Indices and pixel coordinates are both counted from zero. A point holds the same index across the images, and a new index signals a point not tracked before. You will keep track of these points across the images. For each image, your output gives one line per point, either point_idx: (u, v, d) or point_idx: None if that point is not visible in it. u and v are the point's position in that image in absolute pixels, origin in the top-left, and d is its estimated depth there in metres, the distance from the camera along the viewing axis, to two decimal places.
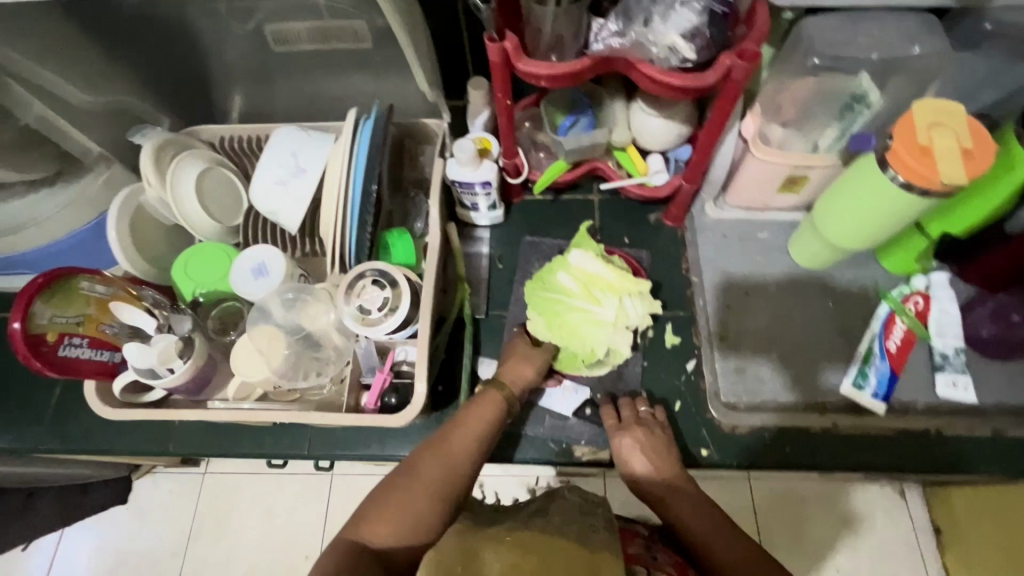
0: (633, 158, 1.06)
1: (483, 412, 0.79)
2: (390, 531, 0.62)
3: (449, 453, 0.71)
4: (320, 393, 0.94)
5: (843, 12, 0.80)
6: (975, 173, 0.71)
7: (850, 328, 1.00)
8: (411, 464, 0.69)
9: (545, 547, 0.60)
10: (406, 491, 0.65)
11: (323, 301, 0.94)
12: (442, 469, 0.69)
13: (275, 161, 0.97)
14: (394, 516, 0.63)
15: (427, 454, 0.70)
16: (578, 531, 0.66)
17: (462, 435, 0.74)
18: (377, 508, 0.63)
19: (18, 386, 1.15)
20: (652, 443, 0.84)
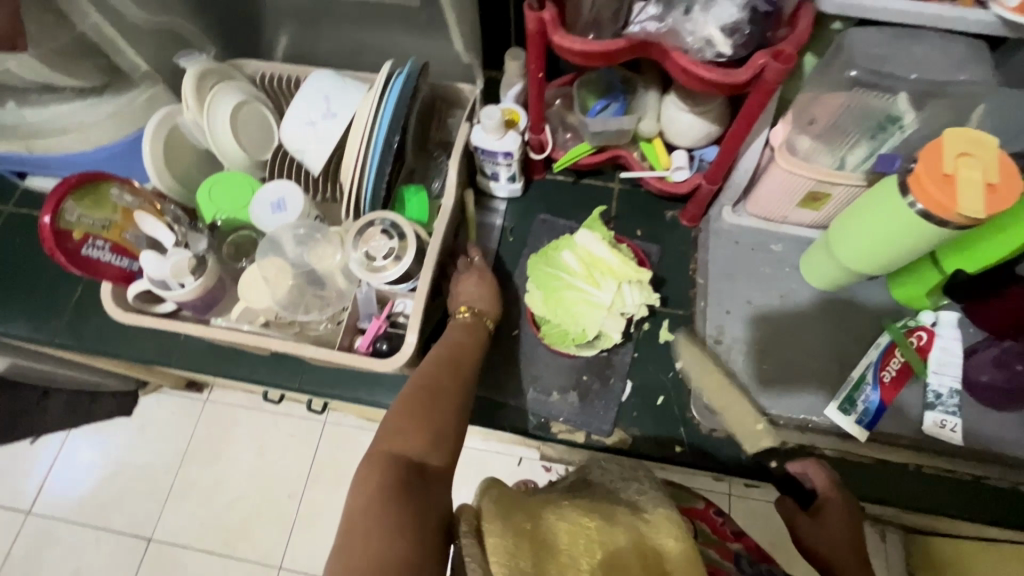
0: (658, 151, 1.06)
1: (466, 331, 0.88)
2: (419, 441, 0.67)
3: (449, 368, 0.79)
4: (317, 329, 0.97)
5: (891, 27, 0.78)
6: (996, 209, 0.69)
7: (847, 353, 0.99)
8: (418, 384, 0.75)
9: (597, 510, 0.65)
10: (422, 402, 0.71)
11: (333, 243, 0.97)
12: (454, 378, 0.77)
13: (308, 101, 0.99)
14: (418, 424, 0.68)
15: (431, 372, 0.77)
16: (630, 496, 0.73)
17: (454, 350, 0.83)
18: (409, 422, 0.68)
19: (42, 282, 1.21)
20: (849, 517, 0.80)
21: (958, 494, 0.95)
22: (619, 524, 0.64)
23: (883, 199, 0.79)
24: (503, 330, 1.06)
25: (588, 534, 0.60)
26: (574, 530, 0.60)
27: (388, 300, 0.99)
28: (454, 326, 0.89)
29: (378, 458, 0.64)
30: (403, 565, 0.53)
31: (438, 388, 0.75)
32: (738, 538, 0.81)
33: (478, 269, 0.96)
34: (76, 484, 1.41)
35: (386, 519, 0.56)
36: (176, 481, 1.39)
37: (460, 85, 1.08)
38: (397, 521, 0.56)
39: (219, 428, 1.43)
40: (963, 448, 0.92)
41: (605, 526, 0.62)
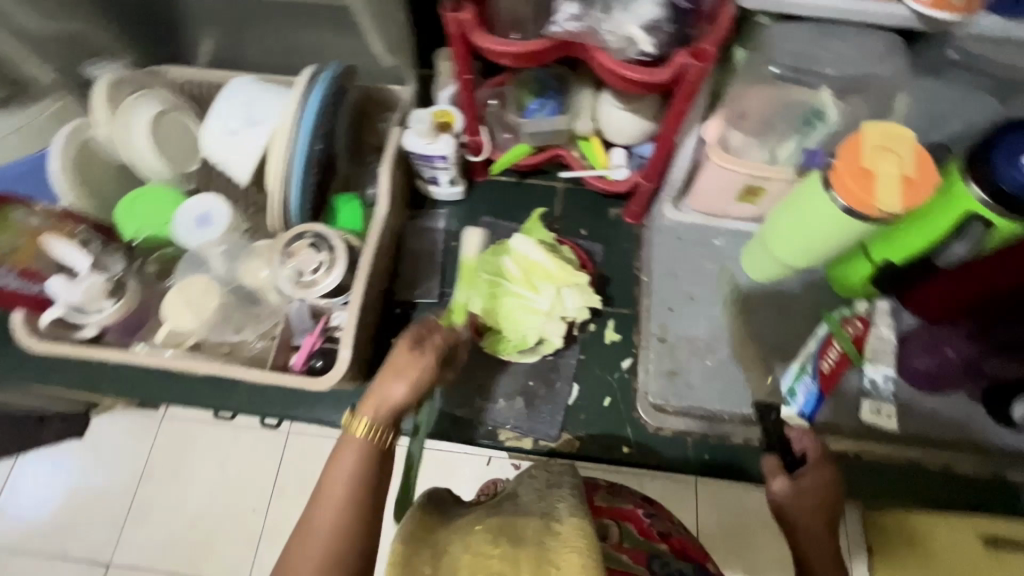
0: (596, 149, 1.05)
1: (353, 456, 0.61)
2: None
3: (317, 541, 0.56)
4: (251, 348, 0.93)
5: (811, 22, 0.78)
6: (913, 202, 0.70)
7: (787, 345, 1.00)
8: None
9: (506, 539, 0.55)
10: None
11: (261, 258, 0.94)
12: (321, 550, 0.55)
13: (227, 110, 0.95)
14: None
15: (291, 553, 0.56)
16: (546, 505, 0.60)
17: (331, 498, 0.58)
18: None
19: None
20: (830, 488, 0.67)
21: (893, 474, 0.96)
22: (527, 545, 0.53)
23: (810, 194, 0.79)
24: (447, 338, 1.04)
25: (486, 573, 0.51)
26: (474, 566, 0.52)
27: (324, 315, 0.94)
28: (335, 450, 0.62)
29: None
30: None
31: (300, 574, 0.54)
32: (666, 539, 0.72)
33: (393, 361, 0.68)
34: None
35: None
36: (135, 502, 1.11)
37: (393, 87, 1.05)
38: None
39: (173, 458, 1.12)
40: (900, 432, 0.94)
41: (509, 551, 0.52)
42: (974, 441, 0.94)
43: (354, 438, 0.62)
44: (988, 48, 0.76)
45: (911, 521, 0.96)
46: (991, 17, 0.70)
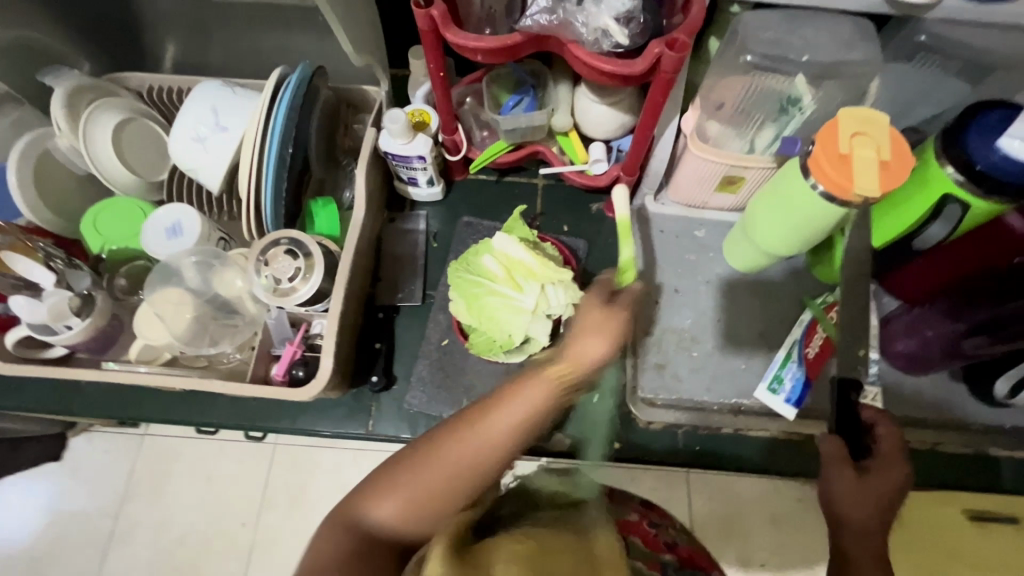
0: (574, 144, 1.04)
1: (540, 396, 0.60)
2: (400, 506, 0.56)
3: (478, 441, 0.58)
4: (228, 360, 0.91)
5: (781, 11, 0.78)
6: (890, 186, 0.70)
7: (773, 334, 1.00)
8: (428, 447, 0.58)
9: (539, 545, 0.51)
10: (420, 473, 0.57)
11: (235, 267, 0.91)
12: (479, 452, 0.58)
13: (194, 115, 0.92)
14: (405, 492, 0.56)
15: (444, 438, 0.58)
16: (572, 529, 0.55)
17: (500, 419, 0.59)
18: (389, 484, 0.57)
19: None
20: (897, 492, 0.63)
21: None
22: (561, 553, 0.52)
23: (787, 182, 0.79)
24: (432, 341, 1.02)
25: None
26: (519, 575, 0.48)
27: (303, 322, 0.93)
28: (522, 381, 0.61)
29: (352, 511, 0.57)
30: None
31: (445, 457, 0.57)
32: (673, 549, 0.71)
33: (586, 319, 0.67)
34: None
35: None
36: (118, 523, 1.04)
37: (366, 86, 1.03)
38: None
39: (155, 479, 1.05)
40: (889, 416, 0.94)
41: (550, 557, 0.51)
42: (962, 420, 0.94)
43: (546, 379, 0.61)
44: (956, 30, 0.76)
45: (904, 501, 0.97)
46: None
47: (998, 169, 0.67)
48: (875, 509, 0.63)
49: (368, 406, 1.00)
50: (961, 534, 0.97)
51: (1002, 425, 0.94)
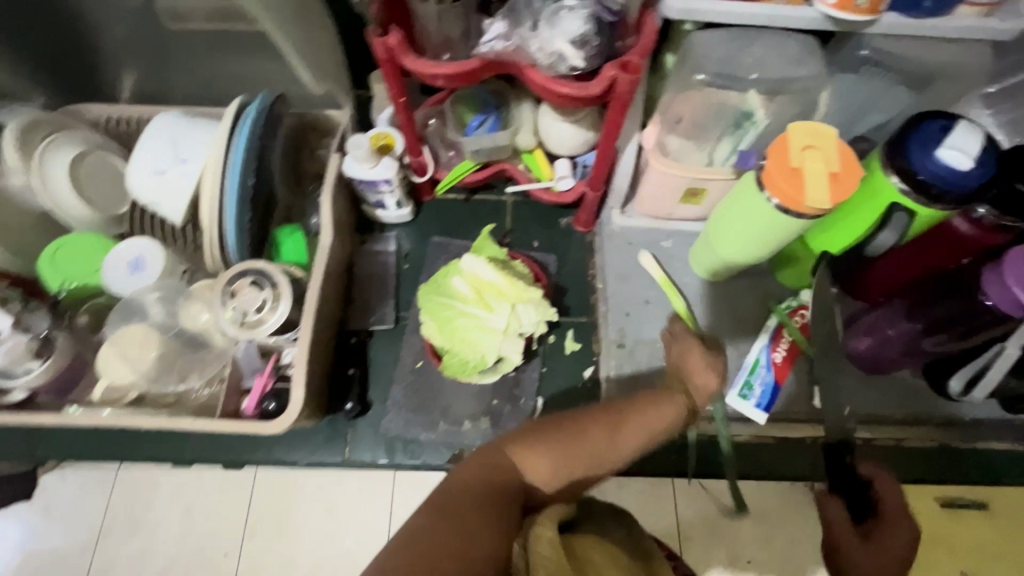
0: (540, 161, 1.05)
1: (667, 412, 0.70)
2: (547, 467, 0.61)
3: (620, 430, 0.66)
4: (196, 396, 0.89)
5: (731, 30, 0.80)
6: (840, 197, 0.73)
7: (742, 340, 1.02)
8: (580, 420, 0.65)
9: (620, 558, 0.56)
10: (568, 440, 0.63)
11: (199, 300, 0.89)
12: (631, 440, 0.66)
13: (153, 148, 0.90)
14: (553, 453, 0.62)
15: (593, 418, 0.66)
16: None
17: (639, 420, 0.67)
18: (538, 442, 0.62)
19: None
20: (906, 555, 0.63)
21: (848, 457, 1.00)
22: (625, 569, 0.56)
23: (747, 195, 0.81)
24: (406, 364, 1.02)
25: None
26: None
27: (273, 352, 0.91)
28: (651, 396, 0.71)
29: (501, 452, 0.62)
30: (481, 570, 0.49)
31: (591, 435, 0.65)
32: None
33: (688, 357, 0.77)
34: None
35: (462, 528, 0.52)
36: (95, 560, 0.95)
37: (330, 111, 1.02)
38: (487, 529, 0.52)
39: (134, 514, 0.98)
40: (856, 415, 0.96)
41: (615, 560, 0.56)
42: (922, 415, 0.97)
43: (678, 400, 0.71)
44: (894, 45, 0.80)
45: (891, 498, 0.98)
46: (895, 15, 0.73)
47: (940, 180, 0.70)
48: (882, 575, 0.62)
49: (344, 432, 0.99)
50: (943, 526, 0.97)
51: (962, 415, 0.98)
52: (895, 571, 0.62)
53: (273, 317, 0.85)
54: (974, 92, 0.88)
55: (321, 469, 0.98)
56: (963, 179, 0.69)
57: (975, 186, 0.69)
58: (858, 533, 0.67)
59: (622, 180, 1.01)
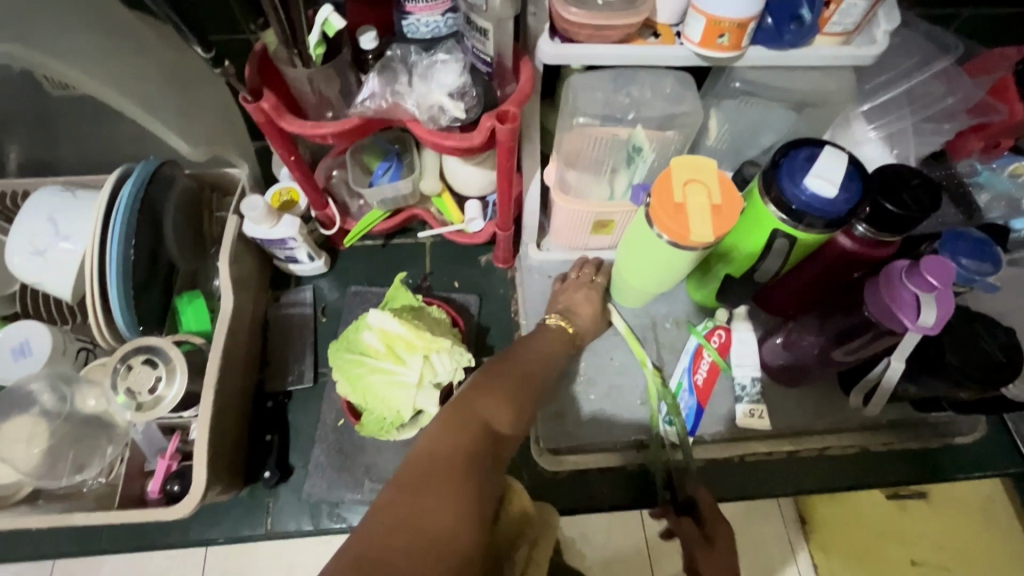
0: (449, 204, 1.05)
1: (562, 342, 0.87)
2: (509, 416, 0.66)
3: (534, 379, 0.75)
4: (91, 486, 0.84)
5: (610, 70, 0.81)
6: (723, 230, 0.74)
7: (664, 366, 1.03)
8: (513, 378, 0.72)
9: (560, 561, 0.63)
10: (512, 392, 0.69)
11: (90, 383, 0.85)
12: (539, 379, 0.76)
13: (30, 228, 0.86)
14: (507, 404, 0.67)
15: (518, 371, 0.74)
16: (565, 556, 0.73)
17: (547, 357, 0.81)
18: (489, 397, 0.67)
19: None
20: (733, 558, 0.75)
21: (801, 466, 1.01)
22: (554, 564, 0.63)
23: (641, 230, 0.82)
24: (327, 423, 0.99)
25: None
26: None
27: (177, 430, 0.87)
28: (546, 330, 0.87)
29: (461, 412, 0.63)
30: (463, 554, 0.51)
31: (528, 388, 0.73)
32: None
33: (574, 295, 0.96)
34: None
35: (435, 500, 0.53)
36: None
37: (226, 171, 1.00)
38: (457, 504, 0.53)
39: None
40: (777, 430, 0.98)
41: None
42: (839, 423, 0.99)
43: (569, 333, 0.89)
44: (767, 75, 0.83)
45: (846, 501, 1.00)
46: (760, 48, 0.76)
47: (809, 208, 0.72)
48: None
49: (265, 502, 0.95)
50: (892, 518, 0.99)
51: (874, 419, 1.01)
52: None
53: (169, 396, 0.82)
54: (850, 111, 0.92)
55: (243, 544, 0.93)
56: (831, 205, 0.71)
57: (844, 210, 0.72)
58: (703, 536, 0.78)
59: (532, 218, 1.01)
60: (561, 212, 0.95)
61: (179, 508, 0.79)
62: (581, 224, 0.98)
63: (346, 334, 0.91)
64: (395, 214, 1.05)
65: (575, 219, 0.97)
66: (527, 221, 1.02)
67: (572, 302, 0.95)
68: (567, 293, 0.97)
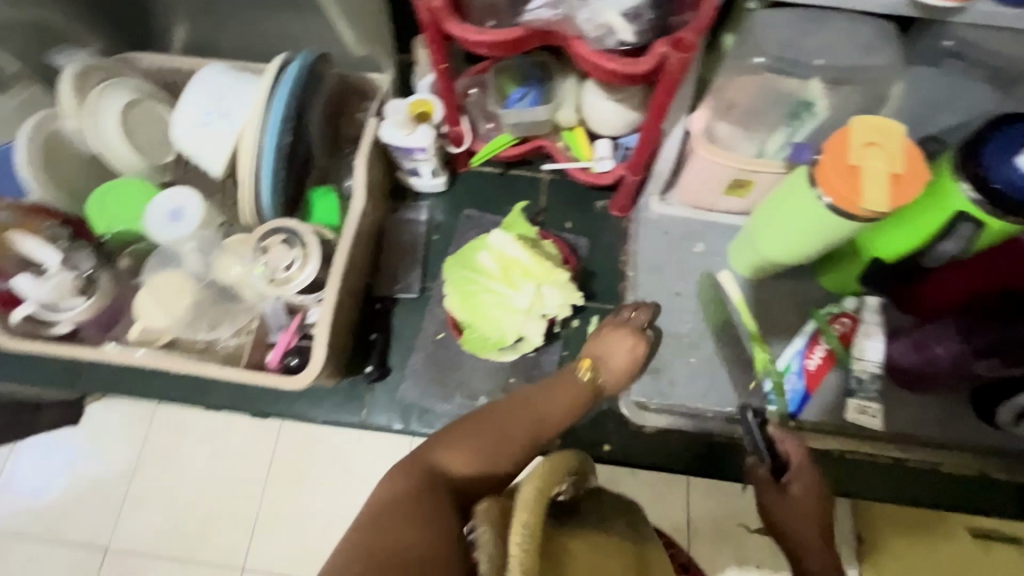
0: (580, 141, 1.03)
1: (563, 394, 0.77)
2: (474, 465, 0.62)
3: (538, 425, 0.71)
4: (223, 345, 0.91)
5: (800, 10, 0.74)
6: (900, 201, 0.67)
7: (774, 344, 0.97)
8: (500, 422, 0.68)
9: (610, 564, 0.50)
10: (485, 440, 0.65)
11: (233, 254, 0.92)
12: (528, 429, 0.69)
13: (195, 101, 0.92)
14: (476, 451, 0.63)
15: (511, 416, 0.70)
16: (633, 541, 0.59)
17: (551, 404, 0.74)
18: (454, 441, 0.64)
19: None
20: (814, 496, 0.75)
21: (900, 473, 0.97)
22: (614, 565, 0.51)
23: (795, 192, 0.77)
24: (428, 334, 1.03)
25: (605, 570, 0.48)
26: (592, 565, 0.48)
27: (300, 311, 0.93)
28: (555, 383, 0.79)
29: (423, 462, 0.60)
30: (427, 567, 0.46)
31: (511, 435, 0.67)
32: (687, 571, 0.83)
33: (608, 334, 0.91)
34: None
35: (392, 535, 0.49)
36: (131, 491, 1.03)
37: (369, 74, 1.02)
38: (418, 539, 0.49)
39: (165, 445, 1.04)
40: (885, 433, 0.93)
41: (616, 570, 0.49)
42: (962, 441, 0.92)
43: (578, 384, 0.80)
44: (983, 37, 0.73)
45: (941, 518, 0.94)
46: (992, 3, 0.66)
47: (1013, 188, 0.66)
48: (810, 519, 0.74)
49: (363, 394, 1.02)
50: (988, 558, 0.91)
51: (1010, 444, 0.92)
52: (812, 513, 0.74)
53: (307, 279, 0.88)
54: None
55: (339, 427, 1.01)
56: None
57: None
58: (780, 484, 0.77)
59: (664, 167, 0.97)
60: (698, 166, 0.91)
61: (296, 382, 0.86)
62: (717, 180, 0.93)
63: (466, 248, 0.92)
64: (525, 141, 1.05)
65: (713, 175, 0.91)
66: (659, 168, 0.97)
67: (608, 343, 0.90)
68: (601, 332, 0.92)
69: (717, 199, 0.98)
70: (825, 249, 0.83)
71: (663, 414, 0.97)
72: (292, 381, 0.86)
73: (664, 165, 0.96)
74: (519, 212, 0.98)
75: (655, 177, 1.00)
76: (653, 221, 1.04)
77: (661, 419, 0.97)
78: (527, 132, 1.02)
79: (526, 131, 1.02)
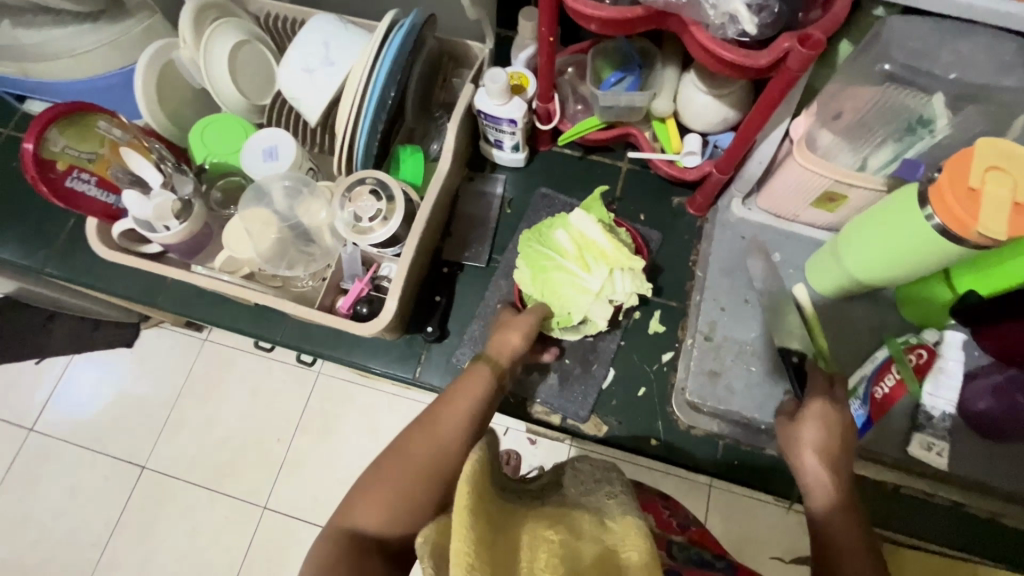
0: (670, 133, 1.01)
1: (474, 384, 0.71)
2: (383, 512, 0.58)
3: (445, 436, 0.64)
4: (300, 284, 0.97)
5: (939, 20, 0.71)
6: (1019, 230, 0.64)
7: (843, 366, 0.94)
8: (399, 452, 0.62)
9: (568, 536, 0.49)
10: (400, 475, 0.60)
11: (320, 198, 0.95)
12: (435, 439, 0.63)
13: (306, 46, 0.94)
14: (389, 496, 0.59)
15: (414, 435, 0.63)
16: (593, 500, 0.58)
17: (455, 407, 0.67)
18: (364, 491, 0.60)
19: (48, 225, 1.19)
20: (835, 431, 0.68)
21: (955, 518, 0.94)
22: (585, 536, 0.51)
23: (898, 209, 0.74)
24: (488, 304, 1.04)
25: (559, 544, 0.48)
26: (546, 542, 0.47)
27: (375, 262, 0.97)
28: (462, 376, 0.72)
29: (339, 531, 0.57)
30: None
31: (430, 460, 0.61)
32: (684, 530, 0.74)
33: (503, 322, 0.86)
34: (86, 411, 1.27)
35: None
36: (173, 413, 1.24)
37: (469, 43, 1.02)
38: None
39: (214, 370, 1.26)
40: (948, 474, 0.89)
41: (571, 540, 0.49)
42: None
43: (485, 372, 0.72)
44: None
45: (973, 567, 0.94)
46: None
47: None
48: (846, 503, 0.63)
49: (419, 353, 1.04)
50: None
51: None
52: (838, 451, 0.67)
53: (388, 232, 0.89)
54: None
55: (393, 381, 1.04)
56: None
57: None
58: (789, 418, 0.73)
59: (754, 170, 0.95)
60: (792, 173, 0.89)
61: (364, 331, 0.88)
62: (810, 191, 0.90)
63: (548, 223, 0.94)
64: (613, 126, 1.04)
65: (808, 185, 0.89)
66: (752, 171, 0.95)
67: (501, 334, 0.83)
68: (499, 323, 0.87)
69: (804, 210, 0.96)
70: (917, 275, 0.80)
71: (714, 418, 0.96)
72: (361, 328, 0.88)
73: (757, 167, 0.94)
74: (599, 195, 0.97)
75: (743, 179, 0.98)
76: (732, 224, 1.02)
77: (713, 424, 0.96)
78: (618, 118, 1.01)
79: (616, 117, 1.01)
